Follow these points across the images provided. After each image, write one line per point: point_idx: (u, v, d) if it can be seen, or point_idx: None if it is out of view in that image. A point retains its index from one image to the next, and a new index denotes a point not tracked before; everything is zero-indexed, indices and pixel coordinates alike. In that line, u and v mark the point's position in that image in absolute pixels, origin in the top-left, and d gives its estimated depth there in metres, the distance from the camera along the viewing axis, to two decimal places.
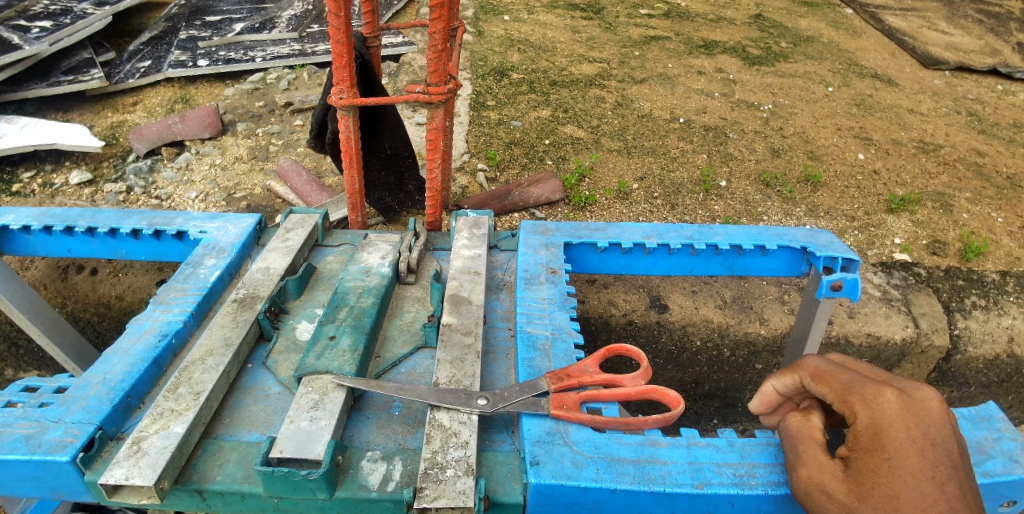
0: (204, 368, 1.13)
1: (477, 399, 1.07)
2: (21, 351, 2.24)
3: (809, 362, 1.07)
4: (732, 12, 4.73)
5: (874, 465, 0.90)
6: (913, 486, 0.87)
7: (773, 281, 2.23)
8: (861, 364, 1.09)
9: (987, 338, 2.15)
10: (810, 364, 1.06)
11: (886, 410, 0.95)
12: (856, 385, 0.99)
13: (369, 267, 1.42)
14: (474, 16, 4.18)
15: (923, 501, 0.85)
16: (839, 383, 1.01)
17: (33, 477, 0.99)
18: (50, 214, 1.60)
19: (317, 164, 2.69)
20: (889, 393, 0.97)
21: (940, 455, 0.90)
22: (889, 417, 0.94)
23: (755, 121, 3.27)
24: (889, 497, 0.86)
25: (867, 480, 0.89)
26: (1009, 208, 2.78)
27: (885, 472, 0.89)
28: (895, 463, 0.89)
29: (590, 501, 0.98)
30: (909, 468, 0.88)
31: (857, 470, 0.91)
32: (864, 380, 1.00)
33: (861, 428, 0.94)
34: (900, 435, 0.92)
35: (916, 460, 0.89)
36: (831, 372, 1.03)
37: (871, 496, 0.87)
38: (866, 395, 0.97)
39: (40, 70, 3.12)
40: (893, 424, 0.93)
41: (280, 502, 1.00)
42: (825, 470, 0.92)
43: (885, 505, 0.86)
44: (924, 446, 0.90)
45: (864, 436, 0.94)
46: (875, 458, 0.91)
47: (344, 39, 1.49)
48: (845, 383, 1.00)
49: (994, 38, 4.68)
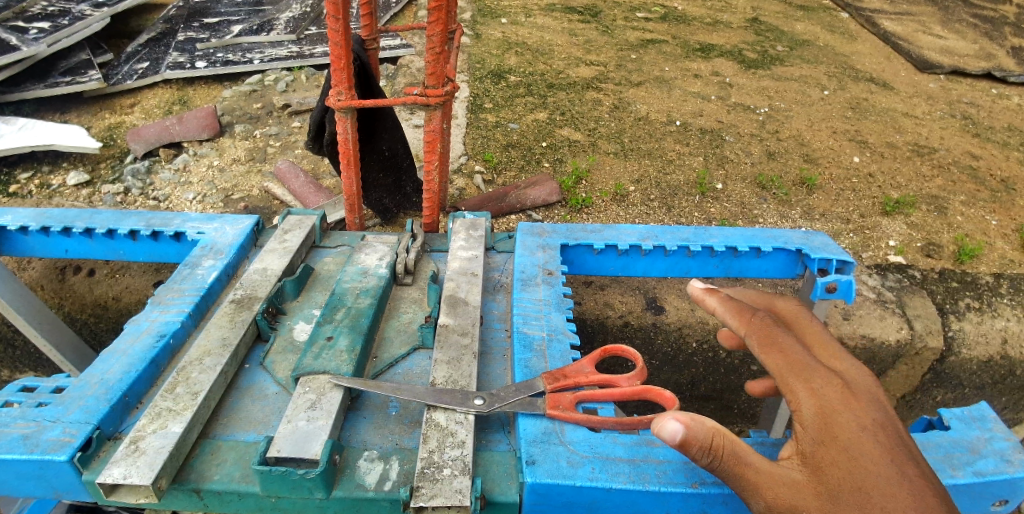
0: (202, 368, 1.14)
1: (474, 399, 1.08)
2: (17, 352, 2.24)
3: (757, 324, 1.01)
4: (728, 16, 4.76)
5: (831, 458, 0.84)
6: (877, 470, 0.80)
7: (769, 283, 2.24)
8: (803, 331, 1.06)
9: (981, 340, 2.16)
10: (760, 326, 1.00)
11: (828, 395, 0.91)
12: (801, 365, 0.95)
13: (366, 268, 1.43)
14: (472, 19, 4.20)
15: (892, 484, 0.78)
16: (785, 355, 0.96)
17: (29, 476, 0.99)
18: (48, 214, 1.61)
19: (315, 165, 2.70)
20: (832, 379, 0.93)
21: (891, 437, 0.86)
22: (834, 404, 0.89)
23: (751, 124, 3.29)
24: (857, 488, 0.79)
25: (832, 477, 0.82)
26: (1003, 211, 2.80)
27: (847, 463, 0.82)
28: (852, 453, 0.83)
29: (585, 500, 0.99)
30: (867, 453, 0.83)
31: (816, 466, 0.84)
32: (808, 359, 0.96)
33: (809, 417, 0.89)
34: (850, 422, 0.87)
35: (871, 444, 0.84)
36: (780, 343, 0.98)
37: (840, 493, 0.80)
38: (810, 380, 0.93)
39: (38, 71, 3.12)
40: (840, 412, 0.88)
41: (278, 501, 1.00)
42: (785, 479, 0.85)
43: (857, 498, 0.78)
44: (874, 428, 0.86)
45: (814, 426, 0.88)
46: (832, 449, 0.84)
47: (342, 41, 1.49)
48: (792, 362, 0.95)
49: (988, 43, 4.71)
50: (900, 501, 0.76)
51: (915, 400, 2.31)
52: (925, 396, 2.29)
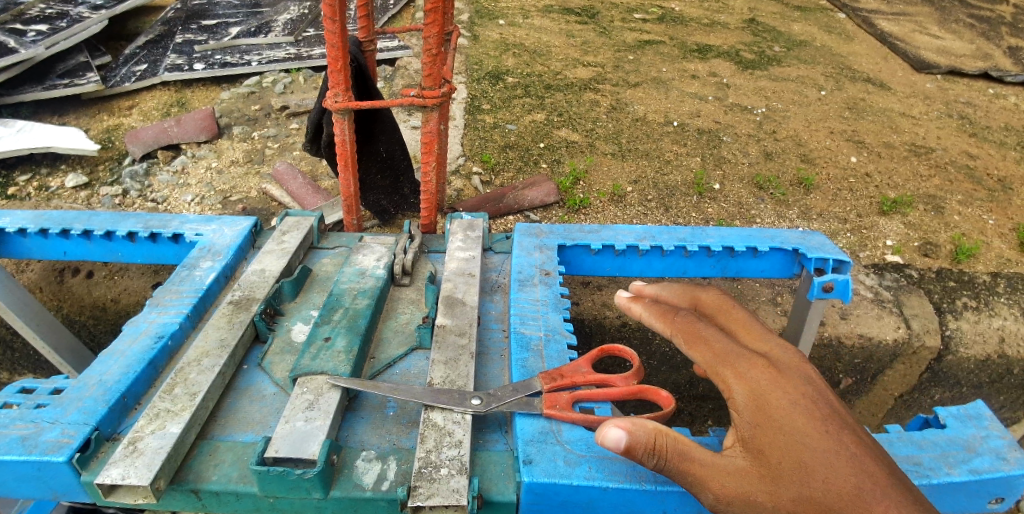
0: (200, 369, 1.14)
1: (471, 399, 1.08)
2: (16, 354, 2.24)
3: (682, 322, 1.05)
4: (725, 17, 4.77)
5: (769, 439, 0.85)
6: (814, 444, 0.82)
7: (766, 283, 2.24)
8: (733, 316, 1.08)
9: (978, 339, 2.17)
10: (682, 324, 1.04)
11: (758, 378, 0.93)
12: (728, 354, 0.97)
13: (364, 269, 1.43)
14: (469, 21, 4.20)
15: (829, 455, 0.80)
16: (710, 348, 0.99)
17: (28, 477, 0.99)
18: (46, 217, 1.61)
19: (313, 167, 2.70)
20: (759, 363, 0.95)
21: (824, 408, 0.88)
22: (764, 386, 0.91)
23: (748, 124, 3.30)
24: (797, 466, 0.81)
25: (772, 458, 0.83)
26: (1000, 210, 2.81)
27: (784, 442, 0.84)
28: (787, 431, 0.85)
29: (582, 499, 0.99)
30: (803, 428, 0.84)
31: (757, 448, 0.85)
32: (733, 348, 0.98)
33: (743, 403, 0.91)
34: (782, 401, 0.88)
35: (806, 418, 0.86)
36: (705, 337, 1.01)
37: (783, 474, 0.81)
38: (739, 367, 0.95)
39: (36, 73, 3.12)
40: (771, 393, 0.90)
41: (276, 502, 1.00)
42: (730, 469, 0.84)
43: (798, 477, 0.80)
44: (806, 402, 0.88)
45: (748, 411, 0.89)
46: (768, 431, 0.86)
47: (339, 43, 1.50)
48: (718, 352, 0.98)
49: (984, 43, 4.73)
50: (839, 473, 0.78)
51: (913, 399, 2.32)
52: (923, 396, 2.29)
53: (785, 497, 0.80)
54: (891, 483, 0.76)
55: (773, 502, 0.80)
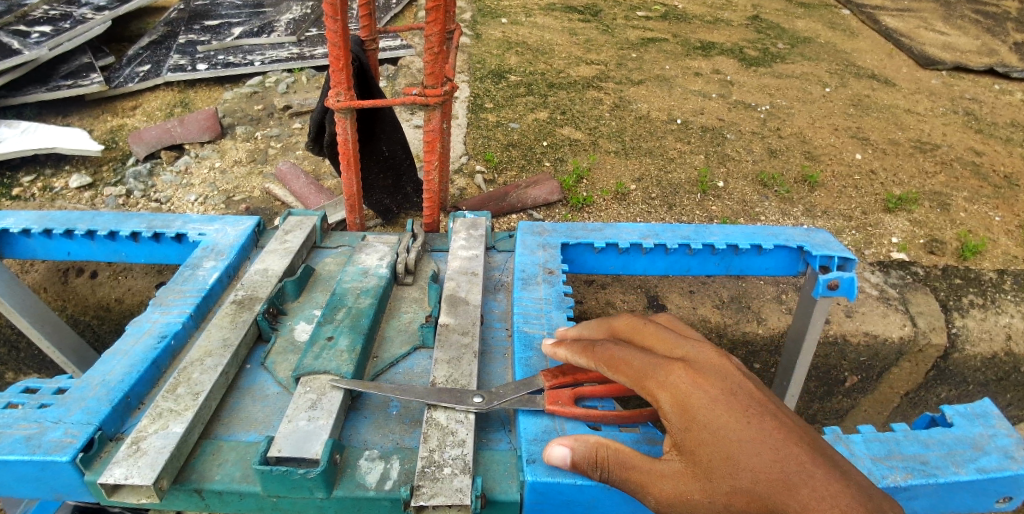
0: (203, 368, 1.14)
1: (473, 398, 1.08)
2: (21, 354, 2.24)
3: (602, 349, 1.00)
4: (729, 14, 4.75)
5: (697, 439, 0.82)
6: (740, 436, 0.80)
7: (771, 280, 2.23)
8: (647, 330, 1.02)
9: (985, 336, 2.15)
10: (603, 352, 0.99)
11: (678, 382, 0.88)
12: (646, 367, 0.92)
13: (367, 268, 1.43)
14: (472, 19, 4.20)
15: (754, 445, 0.79)
16: (630, 367, 0.94)
17: (32, 477, 0.99)
18: (50, 218, 1.61)
19: (316, 166, 2.70)
20: (678, 366, 0.90)
21: (745, 398, 0.85)
22: (685, 389, 0.87)
23: (752, 121, 3.29)
24: (725, 462, 0.79)
25: (702, 458, 0.81)
26: (1006, 206, 2.79)
27: (711, 440, 0.81)
28: (712, 428, 0.82)
29: (586, 499, 0.99)
30: (727, 422, 0.82)
31: (686, 449, 0.83)
32: (650, 360, 0.93)
33: (669, 410, 0.87)
34: (703, 399, 0.85)
35: (729, 410, 0.83)
36: (622, 357, 0.96)
37: (714, 471, 0.79)
38: (658, 376, 0.90)
39: (40, 75, 3.13)
40: (693, 394, 0.86)
41: (278, 501, 1.00)
42: (665, 473, 0.84)
43: (728, 473, 0.78)
44: (727, 395, 0.85)
45: (673, 415, 0.86)
46: (696, 432, 0.83)
47: (341, 42, 1.49)
48: (637, 368, 0.93)
49: (990, 38, 4.69)
50: (766, 463, 0.77)
51: (919, 397, 2.30)
52: (929, 393, 2.28)
53: (718, 493, 0.78)
54: (817, 463, 0.76)
55: (708, 499, 0.79)
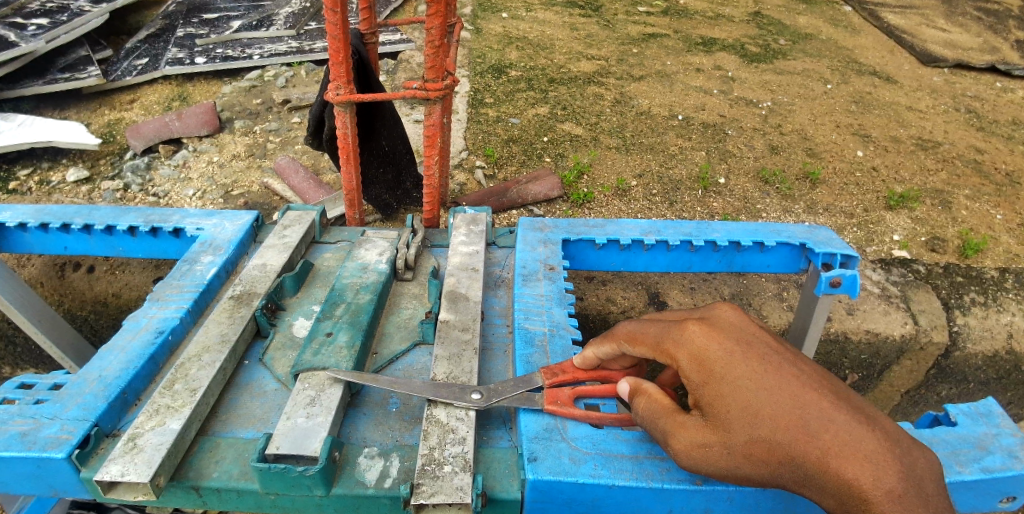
0: (201, 364, 1.13)
1: (471, 395, 1.07)
2: (18, 349, 2.23)
3: (622, 328, 1.05)
4: (730, 9, 4.72)
5: (716, 392, 0.87)
6: (757, 387, 0.86)
7: (772, 277, 2.22)
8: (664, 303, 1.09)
9: (986, 334, 2.14)
10: (622, 330, 1.05)
11: (695, 339, 0.93)
12: (662, 331, 0.98)
13: (367, 264, 1.42)
14: (472, 14, 4.17)
15: (772, 396, 0.85)
16: (650, 336, 0.99)
17: (28, 474, 0.98)
18: (47, 211, 1.59)
19: (315, 161, 2.69)
20: (692, 325, 0.95)
21: (762, 350, 0.91)
22: (702, 345, 0.92)
23: (753, 118, 3.27)
24: (744, 414, 0.84)
25: (721, 411, 0.86)
26: (1008, 205, 2.78)
27: (729, 393, 0.87)
28: (731, 382, 0.87)
29: (588, 498, 0.98)
30: (744, 374, 0.87)
31: (705, 403, 0.88)
32: (667, 324, 0.98)
33: (688, 367, 0.91)
34: (720, 353, 0.90)
35: (746, 363, 0.88)
36: (641, 331, 1.01)
37: (734, 424, 0.84)
38: (674, 336, 0.95)
39: (37, 67, 3.10)
40: (710, 350, 0.91)
41: (278, 499, 0.99)
42: (686, 425, 0.89)
43: (747, 422, 0.84)
44: (742, 349, 0.90)
45: (693, 372, 0.91)
46: (715, 386, 0.88)
47: (341, 34, 1.47)
48: (654, 335, 0.98)
49: (992, 36, 4.67)
50: (785, 411, 0.83)
51: (919, 395, 2.30)
52: (930, 392, 2.26)
53: (737, 444, 0.84)
54: (838, 410, 0.82)
55: (726, 450, 0.85)
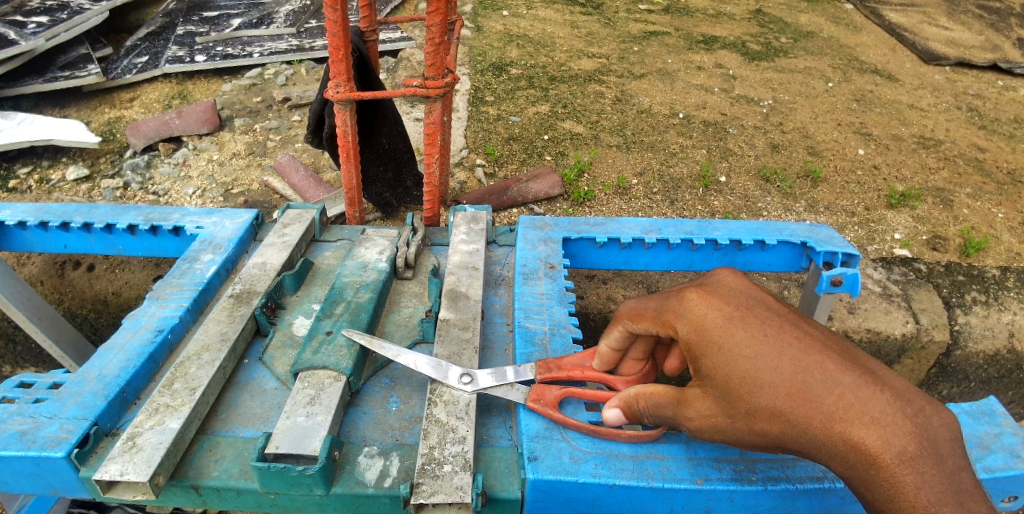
0: (200, 363, 1.12)
1: (463, 377, 1.09)
2: (18, 347, 2.23)
3: (625, 308, 1.06)
4: (731, 7, 4.71)
5: (715, 362, 0.87)
6: (756, 353, 0.85)
7: (773, 276, 2.22)
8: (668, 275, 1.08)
9: (988, 333, 2.14)
10: (625, 310, 1.05)
11: (694, 309, 0.93)
12: (662, 303, 0.98)
13: (367, 262, 1.41)
14: (472, 12, 4.16)
15: (772, 362, 0.83)
16: (651, 310, 1.00)
17: (26, 473, 0.98)
18: (46, 210, 1.59)
19: (315, 159, 2.69)
20: (691, 294, 0.95)
21: (761, 313, 0.89)
22: (700, 314, 0.92)
23: (754, 116, 3.26)
24: (744, 385, 0.84)
25: (722, 382, 0.86)
26: (1009, 203, 2.77)
27: (727, 362, 0.86)
28: (730, 351, 0.86)
29: (588, 497, 0.98)
30: (742, 341, 0.86)
31: (706, 373, 0.89)
32: (667, 296, 0.98)
33: (688, 337, 0.92)
34: (718, 320, 0.90)
35: (744, 329, 0.87)
36: (641, 308, 1.02)
37: (735, 394, 0.85)
38: (673, 307, 0.96)
39: (37, 65, 3.10)
40: (709, 319, 0.91)
41: (277, 498, 0.99)
42: (691, 400, 0.91)
43: (747, 391, 0.84)
44: (740, 314, 0.89)
45: (692, 343, 0.91)
46: (714, 355, 0.88)
47: (341, 32, 1.46)
48: (655, 309, 0.99)
49: (994, 34, 4.66)
50: (786, 378, 0.82)
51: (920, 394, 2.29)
52: (932, 391, 2.26)
53: (739, 413, 0.85)
54: (842, 372, 0.80)
55: (731, 421, 0.87)
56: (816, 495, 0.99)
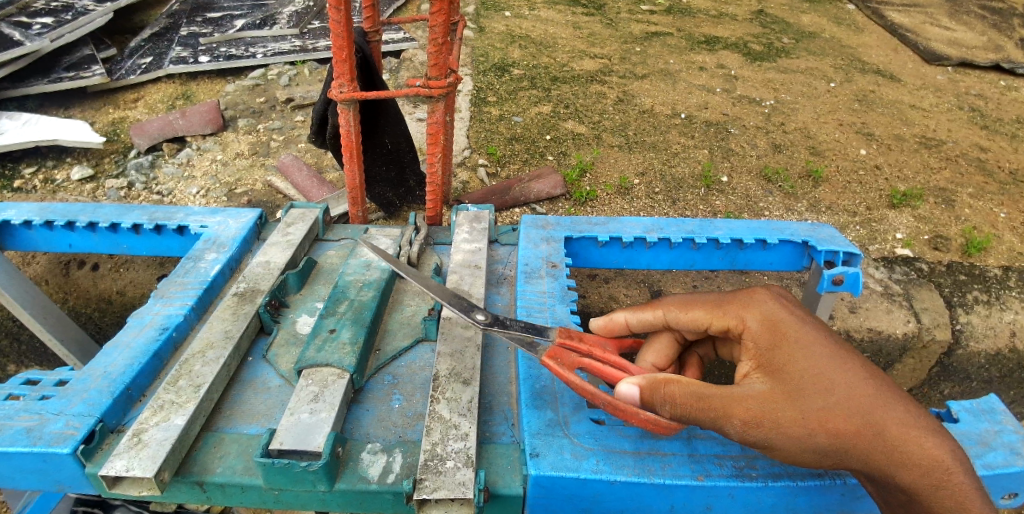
0: (204, 361, 1.13)
1: (476, 314, 1.07)
2: (22, 346, 2.24)
3: (669, 299, 1.13)
4: (733, 8, 4.71)
5: (789, 358, 0.95)
6: (828, 357, 0.94)
7: (774, 276, 2.22)
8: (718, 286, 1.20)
9: (989, 333, 2.14)
10: (672, 299, 1.12)
11: (766, 307, 1.04)
12: (729, 296, 1.08)
13: (369, 261, 1.42)
14: (475, 13, 4.17)
15: (841, 367, 0.93)
16: (714, 300, 1.08)
17: (33, 469, 0.99)
18: (51, 209, 1.60)
19: (318, 159, 2.70)
20: (761, 293, 1.06)
21: (821, 326, 1.02)
22: (772, 312, 1.03)
23: (756, 116, 3.26)
24: (817, 381, 0.91)
25: (794, 378, 0.93)
26: (1012, 203, 2.77)
27: (801, 359, 0.95)
28: (800, 351, 0.96)
29: (589, 493, 0.99)
30: (812, 343, 0.96)
31: (778, 367, 0.95)
32: (733, 293, 1.09)
33: (758, 329, 1.01)
34: (790, 321, 1.00)
35: (813, 333, 0.98)
36: (695, 299, 1.10)
37: (809, 391, 0.90)
38: (744, 300, 1.06)
39: (41, 66, 3.12)
40: (781, 318, 1.01)
41: (280, 494, 1.00)
42: (752, 394, 0.92)
43: (821, 390, 0.90)
44: (809, 321, 1.01)
45: (763, 335, 1.00)
46: (789, 353, 0.96)
47: (344, 32, 1.47)
48: (720, 298, 1.08)
49: (996, 34, 4.66)
50: (856, 382, 0.92)
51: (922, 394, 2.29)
52: (932, 391, 2.24)
53: (811, 409, 0.89)
54: (898, 389, 0.93)
55: (800, 416, 0.89)
56: (816, 491, 1.00)
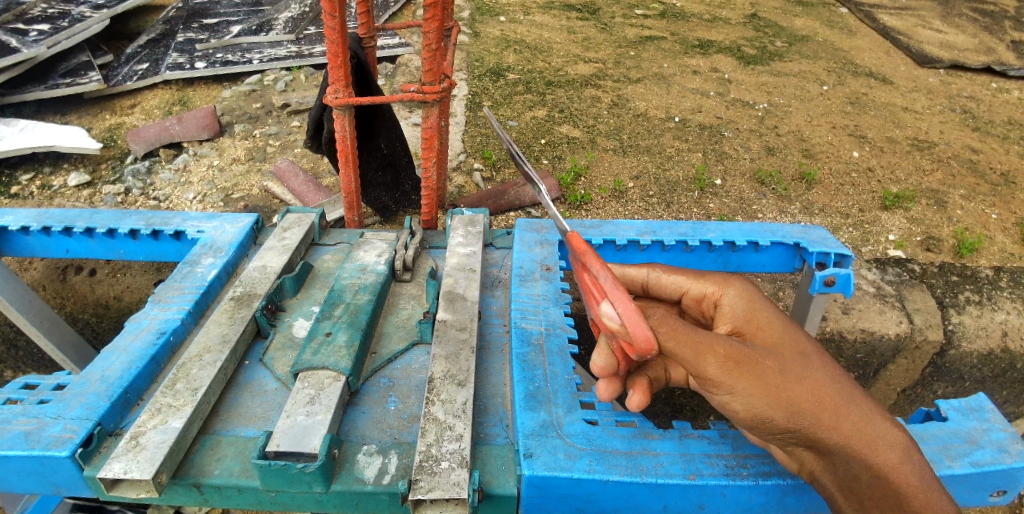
0: (201, 365, 1.14)
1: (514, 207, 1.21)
2: (19, 352, 2.25)
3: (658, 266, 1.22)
4: (727, 12, 4.75)
5: (766, 325, 1.02)
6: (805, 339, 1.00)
7: (768, 277, 2.24)
8: None
9: (981, 333, 2.16)
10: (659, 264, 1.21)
11: (744, 285, 1.13)
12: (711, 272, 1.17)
13: (365, 265, 1.44)
14: (470, 17, 4.20)
15: (818, 351, 0.99)
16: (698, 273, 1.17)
17: (30, 472, 1.00)
18: (48, 215, 1.61)
19: (315, 164, 2.71)
20: (739, 275, 1.17)
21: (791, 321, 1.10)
22: (749, 289, 1.12)
23: (749, 119, 3.29)
24: (797, 350, 0.96)
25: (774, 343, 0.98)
26: (1003, 204, 2.79)
27: (777, 327, 1.01)
28: (774, 321, 1.03)
29: (583, 492, 1.00)
30: (788, 321, 1.04)
31: (754, 332, 1.02)
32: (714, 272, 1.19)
33: (738, 300, 1.09)
34: (766, 300, 1.09)
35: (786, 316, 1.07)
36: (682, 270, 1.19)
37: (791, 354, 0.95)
38: (725, 276, 1.15)
39: (38, 72, 3.13)
40: (758, 295, 1.10)
41: (278, 496, 1.01)
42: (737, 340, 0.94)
43: (801, 356, 0.95)
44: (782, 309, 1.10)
45: (740, 304, 1.08)
46: (768, 326, 1.02)
47: (339, 39, 1.49)
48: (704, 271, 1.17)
49: (988, 36, 4.71)
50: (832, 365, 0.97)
51: (915, 394, 2.31)
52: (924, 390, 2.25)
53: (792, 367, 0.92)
54: None
55: (780, 367, 0.91)
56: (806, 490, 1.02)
